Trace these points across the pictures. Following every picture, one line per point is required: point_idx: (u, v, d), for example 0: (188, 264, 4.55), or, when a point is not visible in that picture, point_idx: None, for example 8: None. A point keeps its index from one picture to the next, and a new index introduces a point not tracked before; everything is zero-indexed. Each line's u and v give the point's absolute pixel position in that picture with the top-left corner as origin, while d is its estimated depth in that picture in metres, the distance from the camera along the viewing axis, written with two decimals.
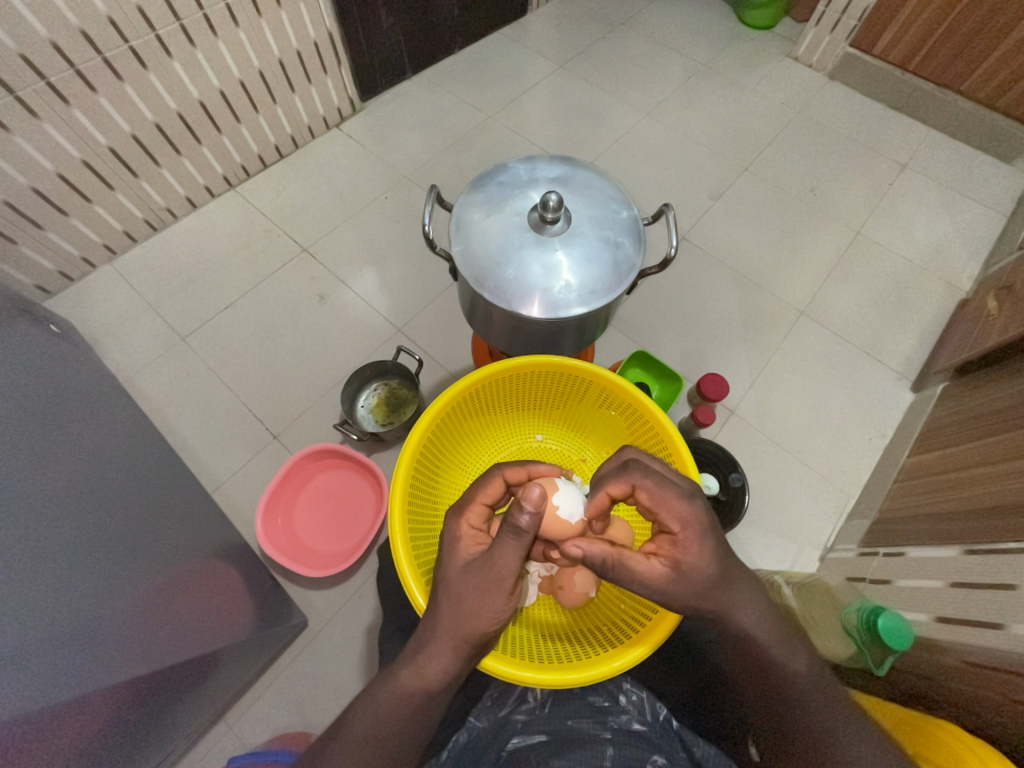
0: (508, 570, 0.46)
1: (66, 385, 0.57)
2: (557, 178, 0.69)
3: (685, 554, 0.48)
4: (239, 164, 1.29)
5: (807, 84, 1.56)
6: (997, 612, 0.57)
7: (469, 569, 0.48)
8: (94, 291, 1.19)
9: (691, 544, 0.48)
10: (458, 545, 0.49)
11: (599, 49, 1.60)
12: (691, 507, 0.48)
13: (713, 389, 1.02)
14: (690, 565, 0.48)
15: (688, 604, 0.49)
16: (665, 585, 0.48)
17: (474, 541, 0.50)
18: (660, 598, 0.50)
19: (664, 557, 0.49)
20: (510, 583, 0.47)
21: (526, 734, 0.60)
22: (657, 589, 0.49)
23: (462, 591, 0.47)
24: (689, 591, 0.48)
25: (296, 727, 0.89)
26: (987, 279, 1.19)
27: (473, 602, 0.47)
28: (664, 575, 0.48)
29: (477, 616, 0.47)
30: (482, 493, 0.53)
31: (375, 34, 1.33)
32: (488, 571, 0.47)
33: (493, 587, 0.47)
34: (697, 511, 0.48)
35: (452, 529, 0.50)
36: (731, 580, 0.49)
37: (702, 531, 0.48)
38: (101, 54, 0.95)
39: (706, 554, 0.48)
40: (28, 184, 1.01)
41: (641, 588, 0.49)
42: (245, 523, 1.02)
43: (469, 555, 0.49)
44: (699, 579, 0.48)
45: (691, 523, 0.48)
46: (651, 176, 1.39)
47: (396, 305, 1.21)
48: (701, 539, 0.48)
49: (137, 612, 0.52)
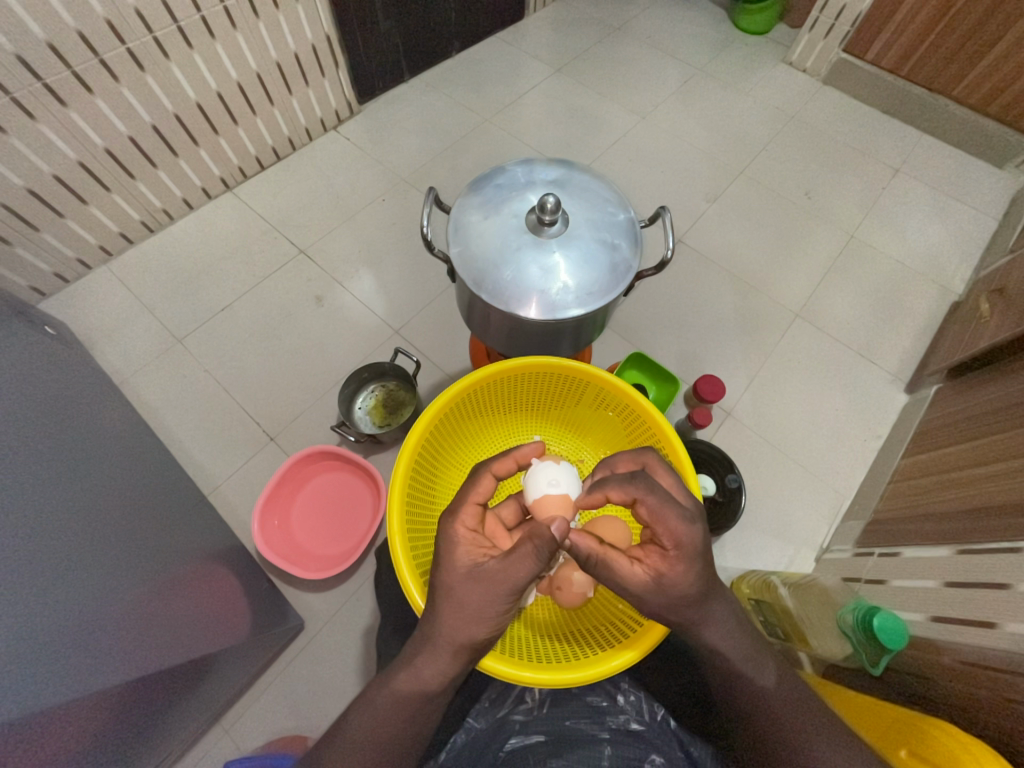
0: (513, 584, 0.46)
1: (63, 387, 0.57)
2: (554, 180, 0.70)
3: (669, 569, 0.47)
4: (236, 166, 1.29)
5: (801, 90, 1.57)
6: (993, 611, 0.58)
7: (471, 576, 0.47)
8: (89, 293, 1.19)
9: (679, 561, 0.47)
10: (457, 551, 0.49)
11: (595, 53, 1.61)
12: (691, 530, 0.47)
13: (709, 391, 1.03)
14: (671, 580, 0.47)
15: (663, 613, 0.49)
16: (642, 592, 0.49)
17: (473, 545, 0.50)
18: (635, 601, 0.50)
19: (649, 566, 0.49)
20: (512, 597, 0.47)
21: (524, 734, 0.61)
22: (633, 591, 0.49)
23: (463, 598, 0.47)
24: (664, 602, 0.48)
25: (293, 730, 0.89)
26: (980, 282, 1.20)
27: (472, 611, 0.47)
28: (643, 583, 0.49)
29: (476, 625, 0.47)
30: (474, 493, 0.53)
31: (373, 37, 1.33)
32: (495, 580, 0.46)
33: (496, 600, 0.46)
34: (695, 534, 0.47)
35: (448, 534, 0.50)
36: (713, 596, 0.49)
37: (694, 554, 0.47)
38: (98, 55, 0.95)
39: (691, 576, 0.47)
40: (23, 185, 1.00)
41: (621, 588, 0.50)
42: (242, 525, 1.01)
43: (470, 562, 0.48)
44: (676, 595, 0.48)
45: (685, 545, 0.47)
46: (647, 179, 1.40)
47: (394, 307, 1.21)
48: (690, 560, 0.47)
49: (133, 615, 0.52)
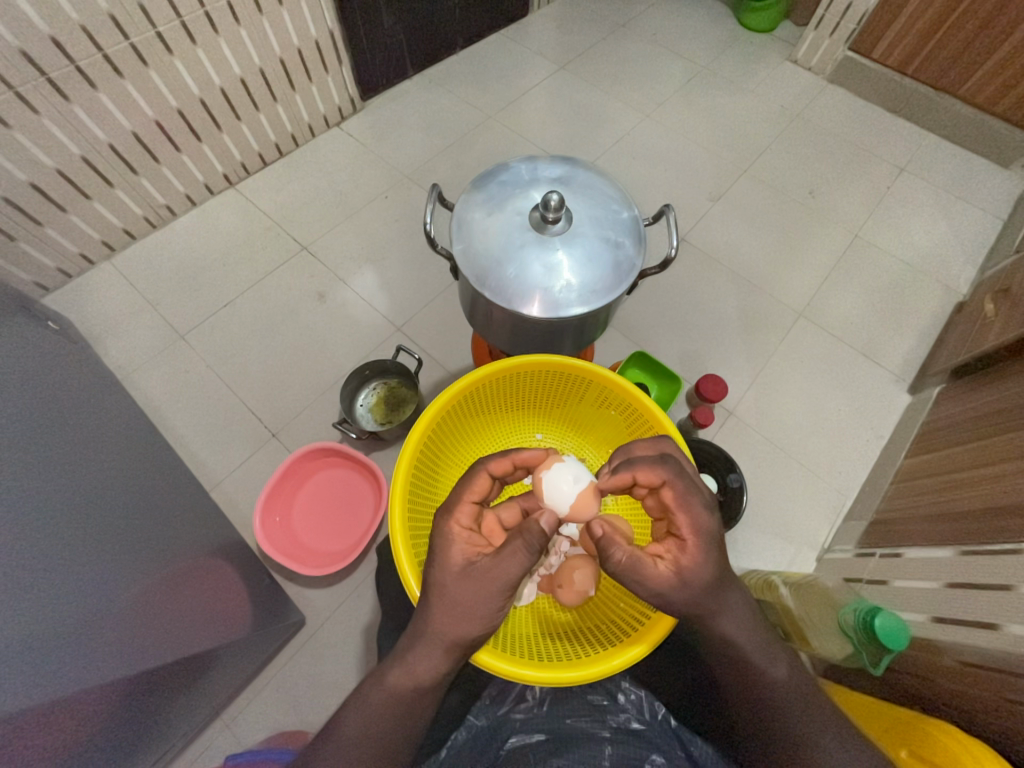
0: (507, 583, 0.46)
1: (65, 381, 0.57)
2: (557, 178, 0.69)
3: (689, 560, 0.48)
4: (239, 162, 1.29)
5: (806, 88, 1.56)
6: (994, 613, 0.57)
7: (465, 573, 0.47)
8: (92, 289, 1.19)
9: (698, 551, 0.48)
10: (451, 549, 0.49)
11: (599, 50, 1.61)
12: (709, 518, 0.49)
13: (712, 390, 1.03)
14: (692, 571, 0.48)
15: (680, 610, 0.49)
16: (666, 590, 0.48)
17: (467, 543, 0.49)
18: (655, 601, 0.49)
19: (670, 561, 0.49)
20: (505, 596, 0.47)
21: (524, 733, 0.60)
22: (656, 590, 0.48)
23: (456, 596, 0.47)
24: (684, 599, 0.48)
25: (294, 725, 0.89)
26: (984, 282, 1.20)
27: (466, 609, 0.47)
28: (667, 580, 0.48)
29: (469, 624, 0.47)
30: (471, 491, 0.52)
31: (377, 33, 1.33)
32: (488, 576, 0.46)
33: (490, 599, 0.46)
34: (713, 524, 0.49)
35: (443, 533, 0.50)
36: (723, 592, 0.49)
37: (712, 545, 0.48)
38: (102, 50, 0.95)
39: (709, 567, 0.48)
40: (27, 180, 1.00)
41: (644, 588, 0.48)
42: (244, 521, 1.02)
43: (464, 560, 0.48)
44: (697, 587, 0.48)
45: (706, 533, 0.48)
46: (651, 177, 1.40)
47: (396, 304, 1.21)
48: (708, 549, 0.48)
49: (134, 610, 0.52)
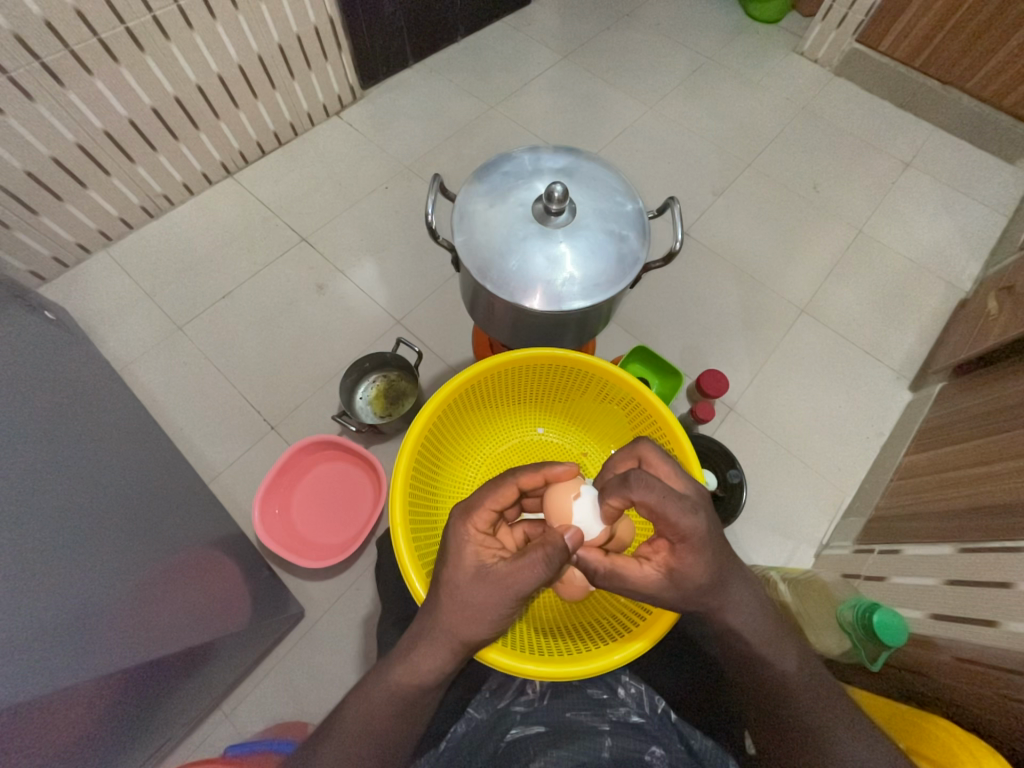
0: (519, 592, 0.46)
1: (62, 371, 0.56)
2: (561, 169, 0.69)
3: (680, 563, 0.47)
4: (237, 151, 1.28)
5: (812, 80, 1.54)
6: (992, 610, 0.57)
7: (478, 576, 0.46)
8: (89, 279, 1.18)
9: (687, 553, 0.46)
10: (465, 551, 0.48)
11: (603, 40, 1.59)
12: (694, 520, 0.46)
13: (713, 386, 1.02)
14: (683, 572, 0.47)
15: (680, 605, 0.50)
16: (658, 591, 0.48)
17: (483, 547, 0.49)
18: (652, 599, 0.50)
19: (659, 562, 0.49)
20: (516, 604, 0.46)
21: (525, 725, 0.61)
22: (650, 592, 0.49)
23: (467, 598, 0.46)
24: (679, 595, 0.49)
25: (292, 717, 0.89)
26: (987, 280, 1.19)
27: (475, 612, 0.46)
28: (657, 582, 0.48)
29: (475, 627, 0.46)
30: (493, 499, 0.51)
31: (377, 21, 1.31)
32: (501, 583, 0.45)
33: (500, 605, 0.46)
34: (698, 524, 0.46)
35: (459, 535, 0.49)
36: (726, 584, 0.49)
37: (701, 545, 0.46)
38: (96, 35, 0.93)
39: (701, 565, 0.47)
40: (22, 168, 0.99)
41: (638, 592, 0.49)
42: (243, 513, 1.01)
43: (478, 563, 0.47)
44: (689, 585, 0.48)
45: (691, 538, 0.46)
46: (654, 169, 1.38)
47: (395, 296, 1.20)
48: (698, 550, 0.46)
49: (132, 600, 0.52)
